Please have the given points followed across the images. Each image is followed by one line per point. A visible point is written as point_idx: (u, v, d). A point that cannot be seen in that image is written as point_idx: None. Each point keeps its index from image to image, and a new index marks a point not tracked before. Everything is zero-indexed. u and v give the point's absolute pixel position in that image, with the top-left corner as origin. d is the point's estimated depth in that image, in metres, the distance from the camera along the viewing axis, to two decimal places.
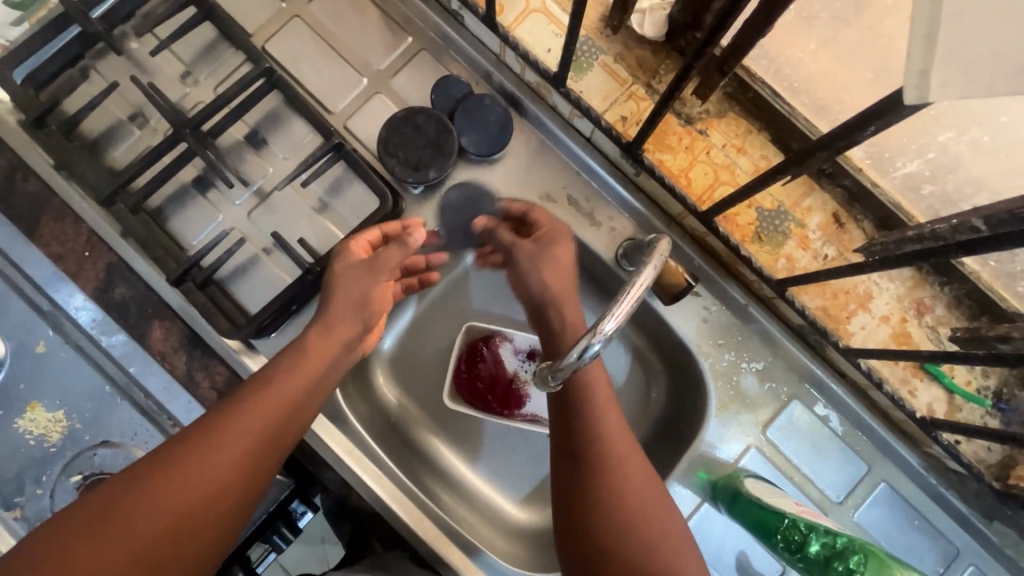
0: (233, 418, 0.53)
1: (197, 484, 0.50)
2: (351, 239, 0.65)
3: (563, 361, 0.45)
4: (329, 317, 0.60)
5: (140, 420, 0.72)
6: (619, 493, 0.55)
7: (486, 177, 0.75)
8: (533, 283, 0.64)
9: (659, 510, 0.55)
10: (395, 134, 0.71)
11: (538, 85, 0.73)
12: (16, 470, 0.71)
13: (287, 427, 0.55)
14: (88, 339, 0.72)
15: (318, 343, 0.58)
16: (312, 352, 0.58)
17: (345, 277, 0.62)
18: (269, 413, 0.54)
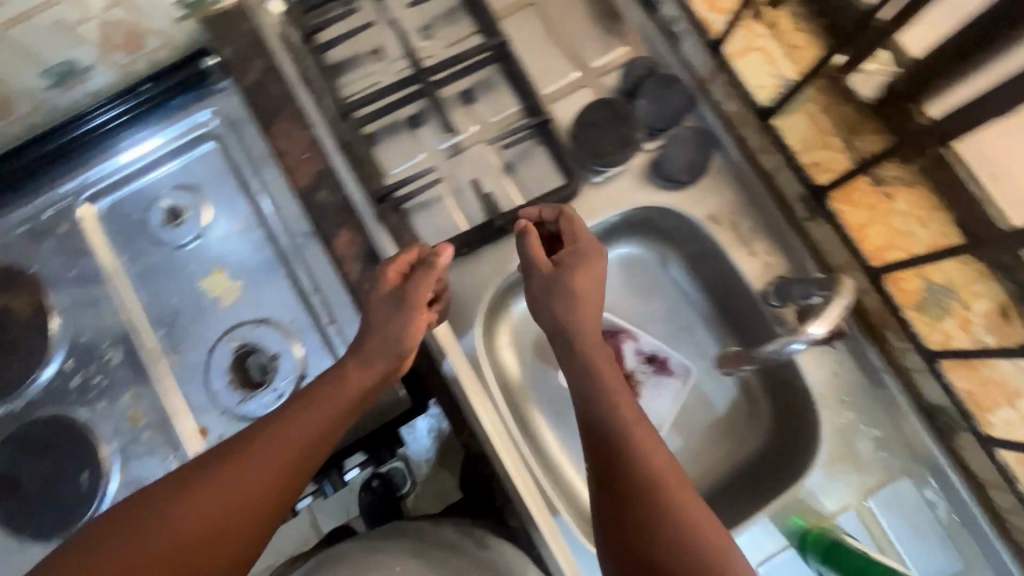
0: (258, 445, 0.58)
1: (233, 501, 0.55)
2: (385, 263, 0.66)
3: (761, 348, 0.69)
4: (362, 348, 0.64)
5: (301, 310, 0.80)
6: None
7: (660, 185, 0.81)
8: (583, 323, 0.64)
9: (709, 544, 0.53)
10: (594, 127, 0.79)
11: (736, 116, 0.78)
12: (186, 320, 0.80)
13: (308, 457, 0.60)
14: (281, 228, 0.81)
15: (355, 368, 0.64)
16: (348, 379, 0.63)
17: (379, 309, 0.65)
18: (288, 441, 0.59)
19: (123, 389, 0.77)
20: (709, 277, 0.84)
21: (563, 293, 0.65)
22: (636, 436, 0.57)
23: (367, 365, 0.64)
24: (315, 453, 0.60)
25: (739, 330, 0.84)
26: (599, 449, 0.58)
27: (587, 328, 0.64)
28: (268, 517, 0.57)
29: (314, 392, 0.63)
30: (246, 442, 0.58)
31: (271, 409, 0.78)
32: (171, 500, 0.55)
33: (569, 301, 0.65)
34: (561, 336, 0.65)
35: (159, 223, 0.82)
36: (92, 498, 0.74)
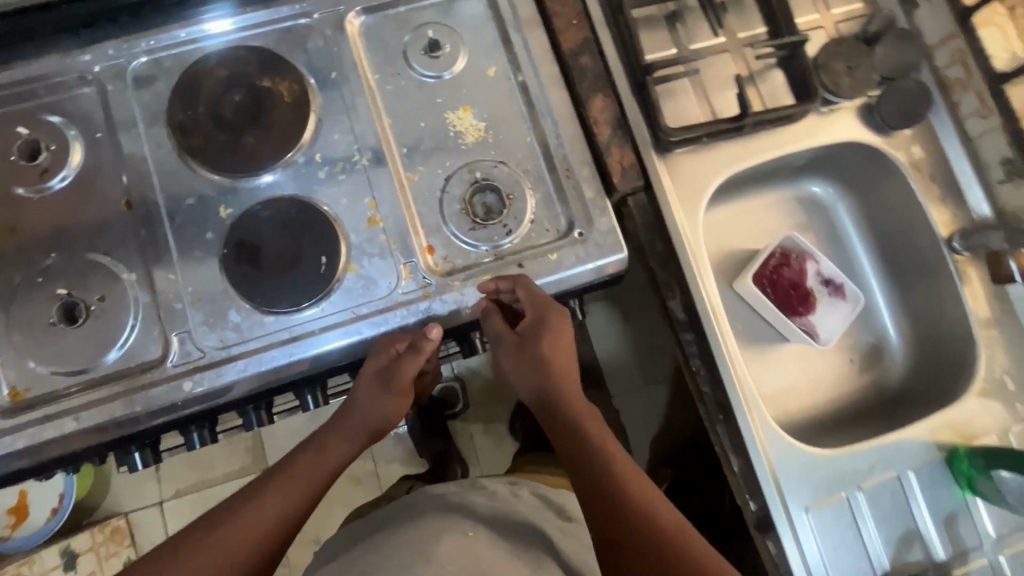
0: (271, 494, 0.74)
1: (284, 498, 0.74)
2: (383, 338, 0.78)
3: None
4: (344, 427, 0.80)
5: (540, 161, 0.85)
6: None
7: (875, 128, 0.90)
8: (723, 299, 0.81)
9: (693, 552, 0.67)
10: (838, 57, 0.86)
11: (955, 82, 0.88)
12: (431, 146, 0.85)
13: (309, 493, 0.76)
14: (535, 81, 0.86)
15: (338, 441, 0.80)
16: (330, 450, 0.79)
17: (366, 384, 0.78)
18: (301, 483, 0.76)
19: (364, 192, 0.81)
20: (884, 226, 0.96)
21: (535, 357, 0.79)
22: (608, 484, 0.72)
23: (349, 438, 0.80)
24: (329, 471, 0.78)
25: (900, 276, 0.96)
26: (588, 498, 0.72)
27: (575, 401, 0.79)
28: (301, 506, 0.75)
29: (330, 428, 0.81)
30: (269, 480, 0.76)
31: (498, 243, 0.83)
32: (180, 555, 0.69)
33: (538, 355, 0.79)
34: (546, 393, 0.80)
35: (417, 51, 0.86)
36: (325, 282, 0.77)
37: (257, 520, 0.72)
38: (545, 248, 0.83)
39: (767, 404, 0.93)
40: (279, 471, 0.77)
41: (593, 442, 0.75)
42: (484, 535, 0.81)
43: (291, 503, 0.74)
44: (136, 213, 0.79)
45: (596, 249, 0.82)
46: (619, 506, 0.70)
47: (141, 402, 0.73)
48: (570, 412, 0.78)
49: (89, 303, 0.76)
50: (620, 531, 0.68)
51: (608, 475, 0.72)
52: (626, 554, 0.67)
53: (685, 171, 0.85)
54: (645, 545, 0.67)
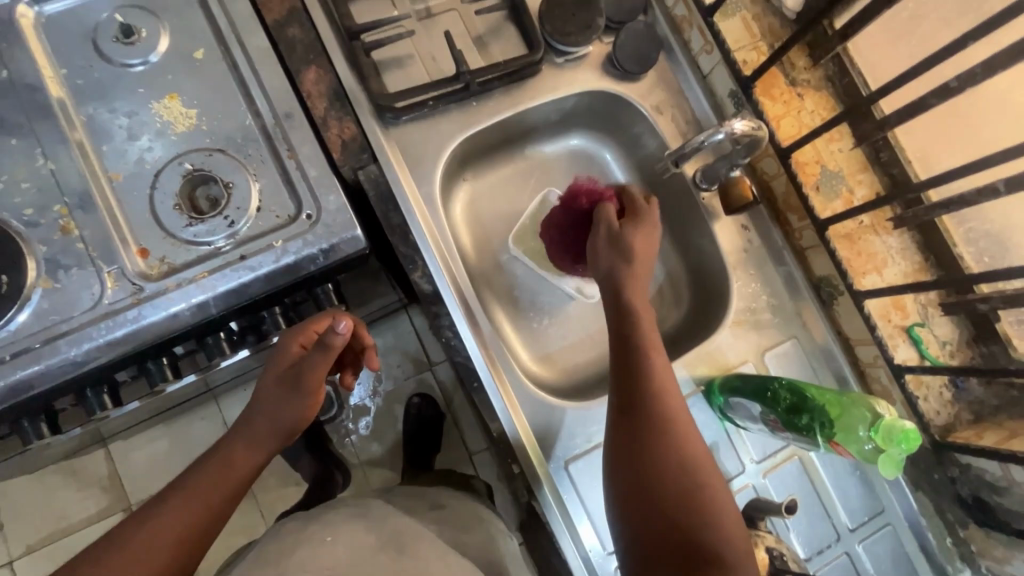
0: (203, 481, 0.73)
1: (189, 510, 0.70)
2: (291, 333, 0.80)
3: (890, 214, 0.80)
4: (254, 430, 0.78)
5: (260, 144, 0.80)
6: (693, 517, 0.61)
7: (614, 75, 0.89)
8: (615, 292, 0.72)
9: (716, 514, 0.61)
10: (559, 5, 0.84)
11: (682, 20, 0.88)
12: (136, 140, 0.78)
13: (241, 485, 0.75)
14: (244, 59, 0.80)
15: (249, 441, 0.77)
16: (237, 458, 0.76)
17: (274, 379, 0.79)
18: (233, 475, 0.75)
19: (54, 198, 0.74)
20: (648, 172, 0.96)
21: (622, 250, 0.72)
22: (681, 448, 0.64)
23: (257, 443, 0.78)
24: (239, 480, 0.75)
25: (669, 220, 0.96)
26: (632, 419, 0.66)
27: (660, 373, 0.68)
28: (233, 497, 0.74)
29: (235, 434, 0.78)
30: (167, 497, 0.71)
31: (221, 236, 0.77)
32: (114, 555, 0.66)
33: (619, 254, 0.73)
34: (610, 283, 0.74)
35: (108, 39, 0.79)
36: (13, 302, 0.70)
37: (189, 514, 0.70)
38: (271, 234, 0.78)
39: (545, 362, 0.92)
40: (209, 461, 0.76)
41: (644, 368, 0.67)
42: (343, 539, 0.79)
43: (200, 515, 0.71)
44: None
45: (323, 230, 0.78)
46: (668, 442, 0.64)
47: None
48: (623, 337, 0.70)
49: None
50: (647, 462, 0.63)
51: (683, 435, 0.65)
52: (650, 473, 0.63)
53: (419, 140, 0.84)
54: (678, 473, 0.62)
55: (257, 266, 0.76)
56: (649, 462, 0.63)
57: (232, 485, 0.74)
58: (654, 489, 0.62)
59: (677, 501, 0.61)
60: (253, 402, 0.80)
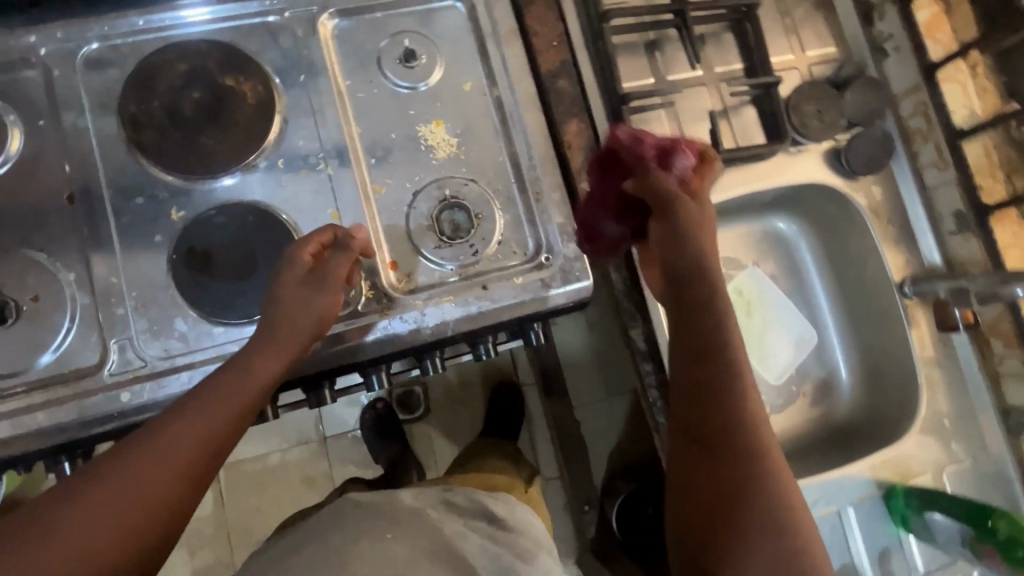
0: (215, 387, 0.62)
1: (160, 476, 0.56)
2: (296, 245, 0.69)
3: None
4: (270, 336, 0.66)
5: (512, 182, 0.84)
6: (733, 461, 0.57)
7: (839, 170, 0.92)
8: (697, 224, 0.68)
9: (757, 468, 0.57)
10: (805, 100, 0.88)
11: (916, 132, 0.91)
12: (401, 159, 0.82)
13: (261, 395, 0.64)
14: (512, 100, 0.84)
15: (269, 350, 0.65)
16: (259, 366, 0.64)
17: (291, 291, 0.67)
18: (253, 382, 0.63)
19: (326, 203, 0.79)
20: (841, 266, 0.99)
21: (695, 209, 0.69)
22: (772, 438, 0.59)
23: (279, 350, 0.66)
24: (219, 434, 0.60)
25: (854, 314, 0.99)
26: (700, 357, 0.62)
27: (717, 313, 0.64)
28: (253, 407, 0.63)
29: (222, 377, 0.63)
30: (124, 458, 0.56)
31: (464, 263, 0.81)
32: (120, 467, 0.55)
33: (694, 205, 0.70)
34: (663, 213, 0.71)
35: (392, 60, 0.84)
36: None
37: (204, 422, 0.59)
38: (511, 270, 0.81)
39: None
40: (224, 367, 0.64)
41: (716, 329, 0.63)
42: (404, 537, 0.72)
43: (222, 421, 0.60)
44: (83, 209, 0.74)
45: (560, 277, 0.81)
46: (724, 397, 0.60)
47: (74, 410, 0.69)
48: (689, 287, 0.66)
49: (22, 302, 0.72)
50: (729, 440, 0.58)
51: (729, 384, 0.60)
52: (720, 441, 0.59)
53: None
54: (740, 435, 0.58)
55: (497, 300, 0.80)
56: (733, 436, 0.58)
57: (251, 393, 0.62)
58: (705, 440, 0.59)
59: (764, 479, 0.57)
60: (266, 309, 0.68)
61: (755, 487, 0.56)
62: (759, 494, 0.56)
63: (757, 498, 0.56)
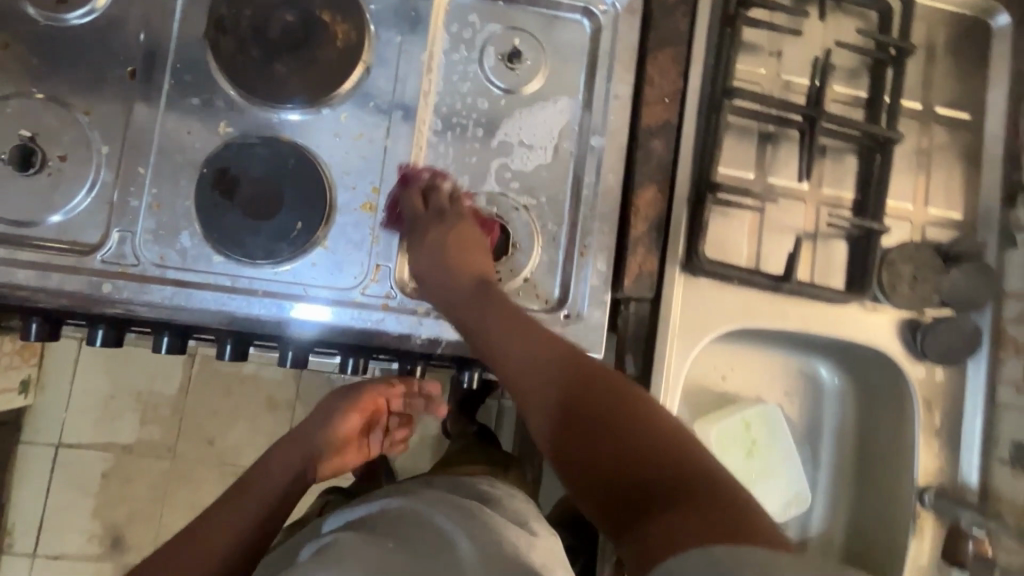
0: (248, 498, 0.78)
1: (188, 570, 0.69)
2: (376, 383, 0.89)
3: None
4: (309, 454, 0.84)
5: (563, 224, 0.77)
6: (613, 421, 0.51)
7: (910, 345, 0.82)
8: (454, 230, 0.70)
9: (645, 419, 0.50)
10: (905, 258, 0.79)
11: (1011, 340, 0.81)
12: (465, 159, 0.77)
13: (282, 505, 0.79)
14: (598, 140, 0.77)
15: (306, 466, 0.83)
16: (287, 481, 0.81)
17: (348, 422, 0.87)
18: (279, 494, 0.79)
19: (371, 174, 0.74)
20: (866, 439, 0.90)
21: (435, 216, 0.72)
22: (567, 364, 0.57)
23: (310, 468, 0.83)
24: (282, 486, 0.80)
25: (860, 494, 0.90)
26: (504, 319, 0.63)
27: (462, 312, 0.67)
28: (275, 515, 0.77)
29: (257, 487, 0.80)
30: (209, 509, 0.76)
31: None
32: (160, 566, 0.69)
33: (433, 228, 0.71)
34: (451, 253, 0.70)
35: (496, 53, 0.78)
36: (290, 248, 0.71)
37: (231, 531, 0.73)
38: (525, 313, 0.76)
39: None
40: (255, 477, 0.81)
41: (485, 318, 0.64)
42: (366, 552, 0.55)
43: (245, 532, 0.74)
44: (138, 87, 0.72)
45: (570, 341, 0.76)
46: (574, 356, 0.57)
47: (54, 280, 0.68)
48: (456, 281, 0.68)
49: (49, 157, 0.70)
50: (587, 401, 0.53)
51: (545, 346, 0.59)
52: (571, 394, 0.54)
53: (698, 305, 0.80)
54: (605, 398, 0.53)
55: None
56: (583, 396, 0.54)
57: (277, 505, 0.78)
58: (580, 423, 0.52)
59: (643, 450, 0.48)
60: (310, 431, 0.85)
61: (665, 446, 0.48)
62: (672, 469, 0.47)
63: (683, 467, 0.47)
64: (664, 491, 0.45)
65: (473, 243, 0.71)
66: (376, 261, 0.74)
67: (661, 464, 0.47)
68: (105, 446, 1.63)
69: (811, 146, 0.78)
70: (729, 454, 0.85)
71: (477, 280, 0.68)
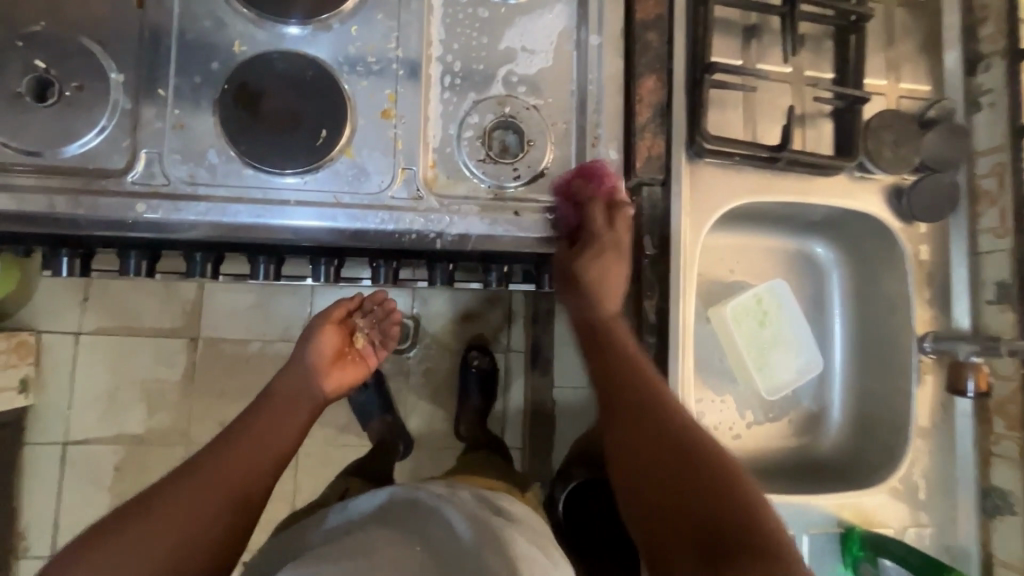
0: (224, 453, 0.75)
1: (165, 532, 0.67)
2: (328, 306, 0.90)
3: None
4: (286, 399, 0.83)
5: (573, 118, 0.81)
6: (714, 511, 0.64)
7: (898, 208, 0.89)
8: (597, 318, 0.81)
9: (732, 496, 0.65)
10: (889, 125, 0.86)
11: (984, 194, 0.90)
12: (470, 62, 0.79)
13: (262, 463, 0.76)
14: (596, 35, 0.81)
15: (282, 411, 0.81)
16: (263, 428, 0.79)
17: (311, 351, 0.87)
18: (259, 451, 0.76)
19: (386, 83, 0.77)
20: (866, 307, 0.98)
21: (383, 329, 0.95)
22: (646, 396, 0.74)
23: (291, 412, 0.82)
24: (264, 443, 0.77)
25: (865, 357, 0.98)
26: (630, 408, 0.74)
27: (609, 355, 0.78)
28: (256, 475, 0.74)
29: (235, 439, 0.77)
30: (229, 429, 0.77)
31: (502, 183, 0.78)
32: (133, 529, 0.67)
33: (365, 347, 0.93)
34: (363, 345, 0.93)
35: None
36: (317, 157, 0.73)
37: (207, 493, 0.70)
38: (545, 205, 0.79)
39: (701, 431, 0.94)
40: (235, 427, 0.79)
41: (611, 353, 0.78)
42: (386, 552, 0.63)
43: (223, 493, 0.71)
44: (147, 14, 0.72)
45: (590, 224, 0.79)
46: (678, 413, 0.73)
47: (88, 206, 0.69)
48: (595, 318, 0.82)
49: (64, 87, 0.70)
50: (691, 460, 0.68)
51: (641, 385, 0.75)
52: (682, 459, 0.69)
53: (705, 187, 0.86)
54: (692, 455, 0.69)
55: (524, 229, 0.78)
56: (679, 447, 0.70)
57: (259, 462, 0.75)
58: (677, 486, 0.67)
59: (725, 514, 0.63)
60: (281, 375, 0.85)
61: (738, 523, 0.62)
62: (744, 526, 0.61)
63: (741, 525, 0.61)
64: (737, 532, 0.61)
65: (612, 285, 0.81)
66: (400, 165, 0.76)
67: (734, 521, 0.62)
68: (114, 439, 1.56)
69: (792, 27, 0.84)
70: (744, 328, 0.93)
71: (625, 350, 0.78)
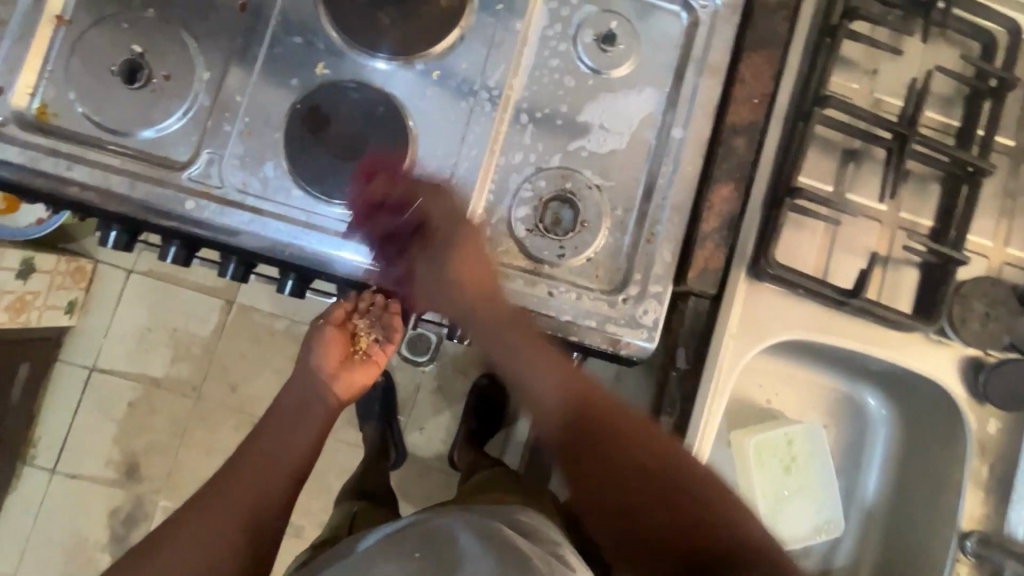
0: (249, 455, 0.74)
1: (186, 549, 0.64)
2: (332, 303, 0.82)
3: None
4: (298, 406, 0.80)
5: (634, 209, 0.77)
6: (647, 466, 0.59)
7: (971, 383, 0.80)
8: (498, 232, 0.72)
9: (669, 464, 0.59)
10: (978, 293, 0.77)
11: None
12: (544, 130, 0.77)
13: (281, 462, 0.74)
14: (680, 129, 0.76)
15: (298, 415, 0.79)
16: (283, 431, 0.77)
17: (318, 354, 0.81)
18: (280, 448, 0.75)
19: (454, 132, 0.75)
20: (908, 475, 0.88)
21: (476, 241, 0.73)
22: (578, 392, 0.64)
23: (306, 409, 0.79)
24: (286, 438, 0.76)
25: (893, 530, 0.88)
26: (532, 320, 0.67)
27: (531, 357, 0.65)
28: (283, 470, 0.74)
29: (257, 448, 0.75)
30: (196, 510, 0.68)
31: (545, 259, 0.75)
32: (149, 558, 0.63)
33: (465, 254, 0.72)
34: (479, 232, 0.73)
35: (589, 31, 0.77)
36: (367, 193, 0.73)
37: (228, 496, 0.69)
38: (583, 291, 0.75)
39: None
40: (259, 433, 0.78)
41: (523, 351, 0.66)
42: None
43: (246, 492, 0.70)
44: (244, 21, 0.74)
45: (624, 322, 0.75)
46: (594, 394, 0.63)
47: (143, 191, 0.71)
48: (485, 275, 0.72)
49: (153, 75, 0.72)
50: (621, 441, 0.60)
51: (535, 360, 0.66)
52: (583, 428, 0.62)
53: (760, 310, 0.79)
54: (614, 430, 0.61)
55: (555, 311, 0.75)
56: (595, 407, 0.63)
57: (281, 457, 0.74)
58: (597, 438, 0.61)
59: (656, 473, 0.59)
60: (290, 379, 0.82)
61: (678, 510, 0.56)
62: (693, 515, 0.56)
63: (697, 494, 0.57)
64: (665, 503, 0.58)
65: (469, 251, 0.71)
66: None
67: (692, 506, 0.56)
68: (134, 376, 1.62)
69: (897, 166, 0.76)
70: (765, 463, 0.86)
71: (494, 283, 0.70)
